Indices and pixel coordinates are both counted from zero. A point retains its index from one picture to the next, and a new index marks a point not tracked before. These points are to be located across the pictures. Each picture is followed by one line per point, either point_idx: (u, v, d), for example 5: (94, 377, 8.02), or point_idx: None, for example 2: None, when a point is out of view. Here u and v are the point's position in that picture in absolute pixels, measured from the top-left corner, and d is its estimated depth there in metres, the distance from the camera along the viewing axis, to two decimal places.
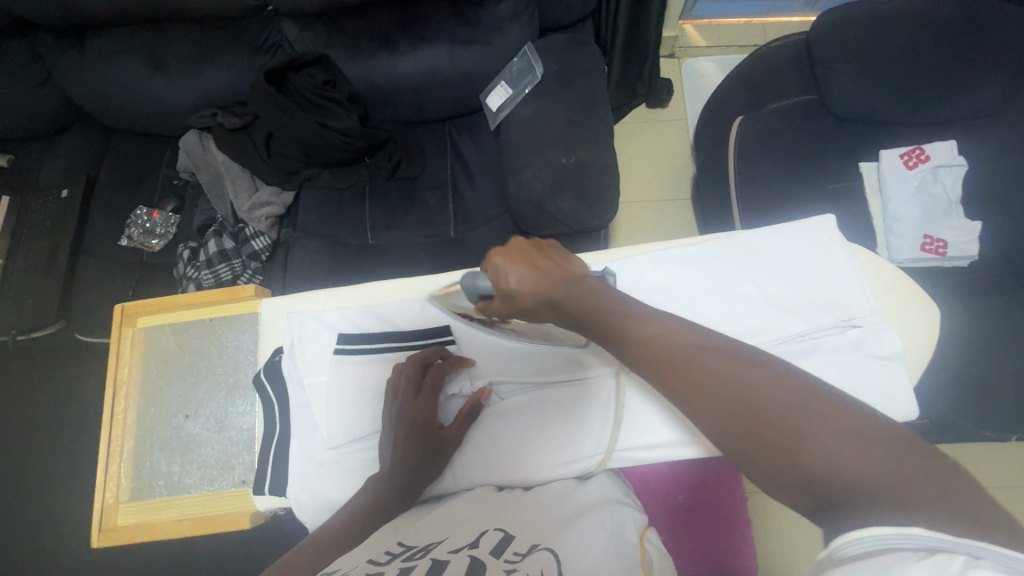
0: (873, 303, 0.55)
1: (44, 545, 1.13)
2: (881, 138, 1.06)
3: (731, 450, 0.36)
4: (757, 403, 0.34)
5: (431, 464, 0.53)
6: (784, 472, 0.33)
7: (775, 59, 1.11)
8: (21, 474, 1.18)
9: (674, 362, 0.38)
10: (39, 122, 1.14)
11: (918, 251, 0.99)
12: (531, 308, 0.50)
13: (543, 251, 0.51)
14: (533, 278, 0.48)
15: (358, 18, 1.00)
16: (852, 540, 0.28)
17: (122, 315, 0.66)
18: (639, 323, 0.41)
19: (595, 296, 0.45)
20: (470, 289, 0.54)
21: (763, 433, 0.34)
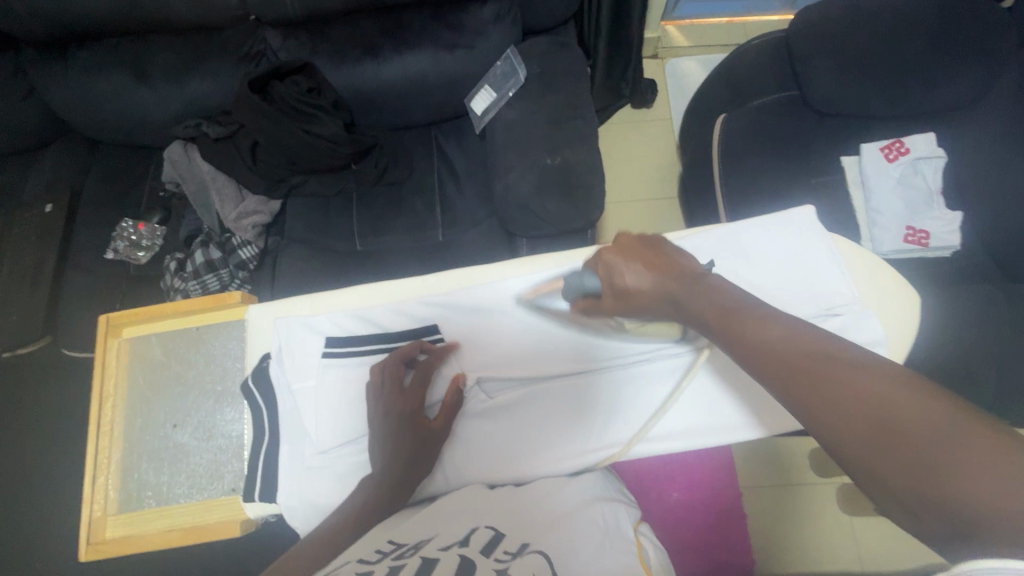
0: (855, 291, 0.55)
1: (34, 565, 1.12)
2: (860, 132, 1.08)
3: (849, 459, 0.35)
4: (891, 418, 0.33)
5: (424, 457, 0.54)
6: (913, 496, 0.31)
7: (755, 56, 1.13)
8: (8, 491, 1.16)
9: (799, 368, 0.38)
10: (21, 137, 1.13)
11: (902, 243, 1.01)
12: (650, 306, 0.51)
13: (654, 248, 0.52)
14: (651, 277, 0.49)
15: (341, 25, 1.01)
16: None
17: (108, 325, 0.66)
18: (765, 328, 0.41)
19: (722, 295, 0.45)
20: (576, 287, 0.55)
21: (892, 450, 0.32)
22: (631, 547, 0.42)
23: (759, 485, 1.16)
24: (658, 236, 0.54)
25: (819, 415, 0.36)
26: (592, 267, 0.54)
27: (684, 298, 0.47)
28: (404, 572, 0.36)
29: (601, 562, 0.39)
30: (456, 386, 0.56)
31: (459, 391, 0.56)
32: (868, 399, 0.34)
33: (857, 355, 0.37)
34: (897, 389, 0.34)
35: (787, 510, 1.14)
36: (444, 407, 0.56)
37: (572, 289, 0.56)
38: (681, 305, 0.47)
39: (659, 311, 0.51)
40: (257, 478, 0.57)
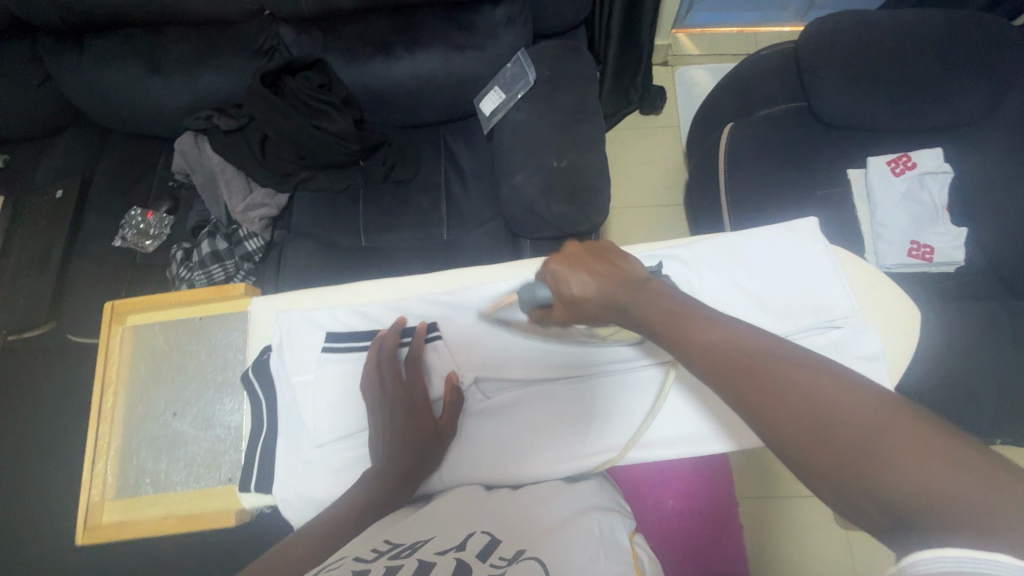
0: (855, 304, 0.55)
1: (31, 549, 1.12)
2: (868, 145, 1.08)
3: (802, 462, 0.34)
4: (837, 415, 0.33)
5: (428, 453, 0.55)
6: (849, 486, 0.32)
7: (765, 66, 1.13)
8: (9, 474, 1.17)
9: (747, 370, 0.38)
10: (35, 123, 1.15)
11: (906, 257, 1.01)
12: (598, 314, 0.50)
13: (601, 257, 0.51)
14: (597, 284, 0.48)
15: (354, 22, 1.02)
16: (927, 560, 0.26)
17: (111, 312, 0.66)
18: (707, 330, 0.41)
19: (660, 299, 0.45)
20: (530, 300, 0.54)
21: (840, 449, 0.32)
22: (626, 556, 0.42)
23: (756, 496, 1.15)
24: (608, 245, 0.53)
25: (769, 416, 0.36)
26: (544, 278, 0.53)
27: (632, 305, 0.46)
28: (401, 573, 0.36)
29: (596, 569, 0.39)
30: (453, 383, 0.57)
31: (456, 388, 0.57)
32: (813, 399, 0.34)
33: (794, 352, 0.38)
34: (830, 380, 0.35)
35: (782, 522, 1.14)
36: (446, 404, 0.57)
37: (525, 302, 0.55)
38: (628, 311, 0.47)
39: (611, 319, 0.49)
40: (253, 469, 0.57)
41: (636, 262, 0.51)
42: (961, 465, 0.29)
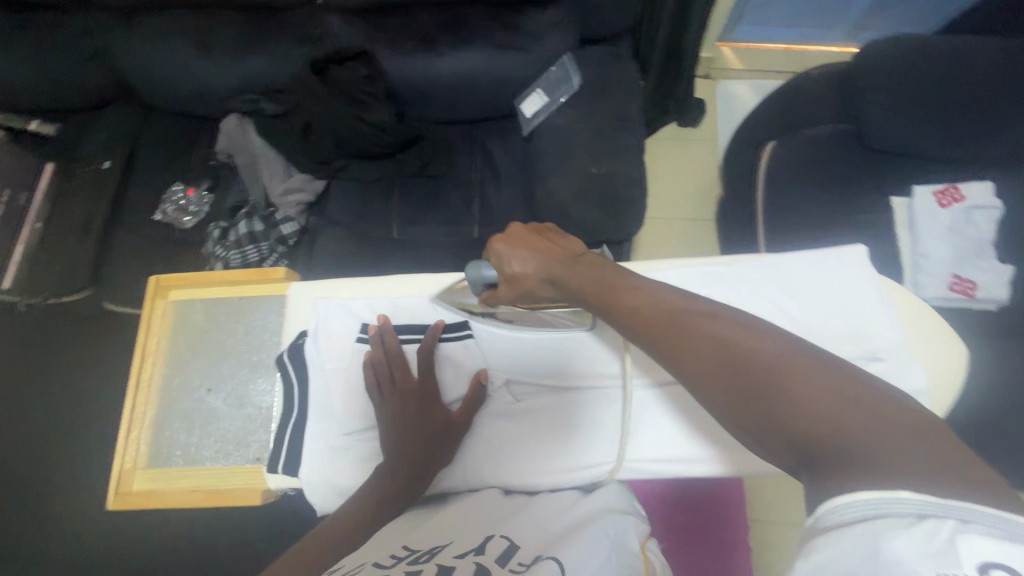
0: (901, 337, 0.54)
1: (57, 504, 1.17)
2: (914, 173, 1.05)
3: (726, 411, 0.42)
4: (747, 370, 0.40)
5: (445, 446, 0.55)
6: (764, 426, 0.39)
7: (812, 85, 1.11)
8: (41, 430, 1.22)
9: (674, 335, 0.45)
10: (88, 95, 1.19)
11: (947, 291, 0.98)
12: (537, 290, 0.55)
13: (542, 236, 0.56)
14: (534, 259, 0.54)
15: (402, 16, 1.02)
16: (841, 506, 0.32)
17: (156, 286, 0.68)
18: (643, 300, 0.48)
19: (608, 274, 0.52)
20: (476, 279, 0.57)
21: (750, 395, 0.40)
22: (636, 565, 0.42)
23: (770, 522, 1.13)
24: (546, 224, 0.58)
25: (695, 375, 0.43)
26: (488, 258, 0.56)
27: (567, 278, 0.53)
28: None
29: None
30: (478, 381, 0.57)
31: (481, 386, 0.57)
32: (724, 356, 0.42)
33: (712, 314, 0.45)
34: (737, 338, 0.42)
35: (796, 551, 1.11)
36: (466, 400, 0.57)
37: (474, 285, 0.58)
38: (564, 284, 0.53)
39: (549, 294, 0.55)
40: (283, 448, 0.58)
41: (575, 240, 0.57)
42: (849, 398, 0.37)
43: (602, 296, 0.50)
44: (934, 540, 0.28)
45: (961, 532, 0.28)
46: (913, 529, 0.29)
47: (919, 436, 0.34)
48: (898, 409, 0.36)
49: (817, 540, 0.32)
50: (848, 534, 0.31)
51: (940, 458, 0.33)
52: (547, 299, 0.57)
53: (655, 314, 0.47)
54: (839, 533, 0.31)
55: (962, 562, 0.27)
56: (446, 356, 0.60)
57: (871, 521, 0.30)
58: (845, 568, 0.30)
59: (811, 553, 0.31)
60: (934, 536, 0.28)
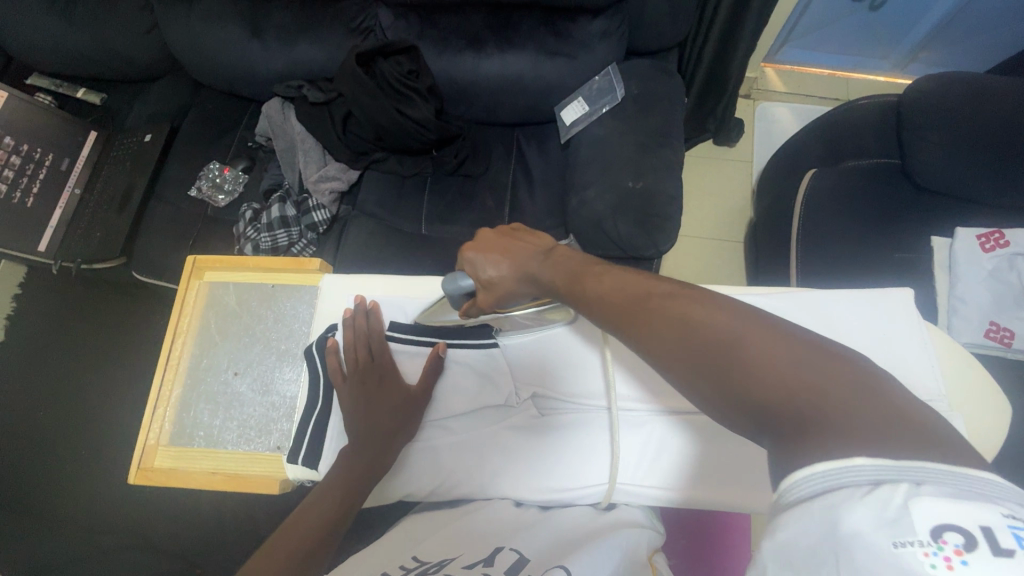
0: (942, 389, 0.52)
1: (78, 462, 1.21)
2: (958, 215, 1.02)
3: (685, 380, 0.38)
4: (706, 336, 0.37)
5: (405, 423, 0.56)
6: (724, 396, 0.36)
7: (859, 116, 1.09)
8: (69, 389, 1.27)
9: (631, 309, 0.42)
10: (137, 67, 1.21)
11: (982, 337, 0.95)
12: (517, 293, 0.53)
13: (511, 238, 0.55)
14: (507, 261, 0.53)
15: (452, 13, 1.02)
16: (801, 480, 0.29)
17: (193, 267, 0.70)
18: (604, 280, 0.46)
19: (568, 262, 0.50)
20: (453, 292, 0.55)
21: (709, 361, 0.36)
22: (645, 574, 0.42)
23: None
24: (514, 226, 0.58)
25: (653, 346, 0.40)
26: (463, 268, 0.55)
27: (542, 274, 0.50)
28: None
29: None
30: (437, 354, 0.58)
31: (440, 358, 0.59)
32: (683, 323, 0.38)
33: (669, 287, 0.42)
34: (696, 305, 0.39)
35: None
36: (425, 371, 0.58)
37: (453, 299, 0.57)
38: (541, 280, 0.51)
39: (528, 295, 0.53)
40: (304, 440, 0.58)
41: (545, 236, 0.56)
42: (811, 362, 0.33)
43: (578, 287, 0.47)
44: (890, 508, 0.26)
45: (917, 496, 0.26)
46: (870, 498, 0.27)
47: (889, 405, 0.31)
48: (867, 372, 0.33)
49: (780, 519, 0.29)
50: (806, 509, 0.28)
51: (906, 422, 0.30)
52: (527, 300, 0.54)
53: (611, 292, 0.44)
54: (799, 510, 0.29)
55: (918, 529, 0.26)
56: (445, 376, 0.60)
57: (830, 494, 0.28)
58: (807, 547, 0.27)
59: (776, 531, 0.29)
60: (891, 502, 0.26)
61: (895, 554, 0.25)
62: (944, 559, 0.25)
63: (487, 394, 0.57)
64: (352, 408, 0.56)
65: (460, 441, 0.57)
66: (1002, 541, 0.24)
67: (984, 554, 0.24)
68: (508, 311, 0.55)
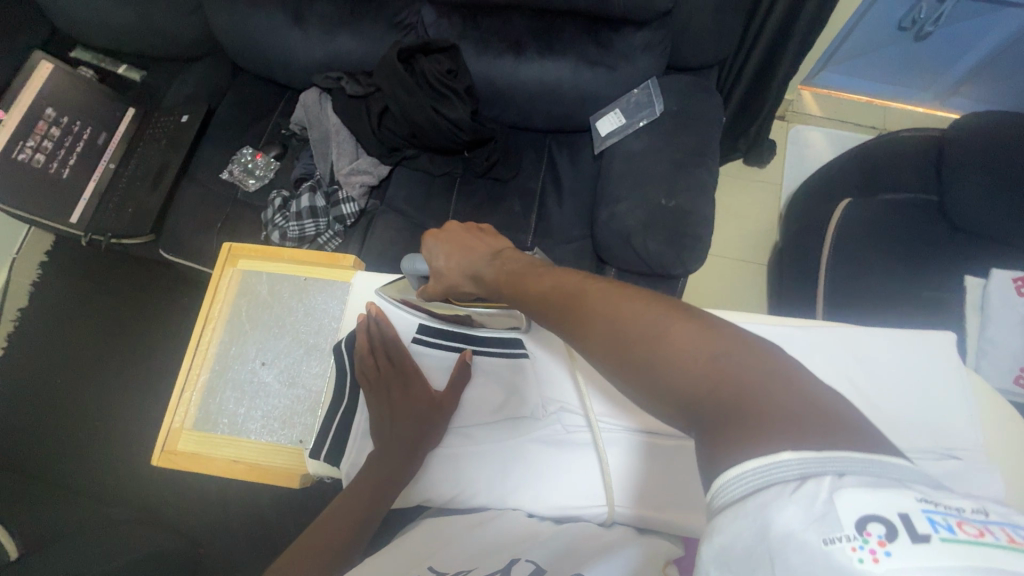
0: (980, 440, 0.51)
1: (89, 431, 1.23)
2: (999, 257, 0.98)
3: (620, 373, 0.40)
4: (633, 329, 0.39)
5: (429, 428, 0.56)
6: (655, 391, 0.37)
7: (900, 149, 1.07)
8: (87, 358, 1.29)
9: (569, 306, 0.45)
10: (179, 48, 1.23)
11: (1012, 384, 0.89)
12: (461, 284, 0.61)
13: (468, 237, 0.64)
14: (457, 255, 0.62)
15: (495, 16, 1.01)
16: (732, 480, 0.29)
17: (228, 253, 0.71)
18: (546, 279, 0.49)
19: (512, 261, 0.57)
20: (410, 271, 0.65)
21: (636, 355, 0.38)
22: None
23: None
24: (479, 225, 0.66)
25: (590, 339, 0.42)
26: (421, 253, 0.64)
27: (486, 272, 0.58)
28: None
29: None
30: (462, 361, 0.59)
31: (467, 366, 0.59)
32: (613, 318, 0.41)
33: (601, 285, 0.44)
34: (621, 300, 0.41)
35: None
36: (450, 379, 0.58)
37: (414, 279, 0.66)
38: (482, 277, 0.59)
39: (474, 290, 0.61)
40: (329, 435, 0.58)
41: (500, 236, 0.63)
42: (727, 354, 0.35)
43: (513, 283, 0.53)
44: (816, 504, 0.25)
45: (840, 489, 0.25)
46: (797, 495, 0.26)
47: (801, 388, 0.33)
48: (778, 359, 0.35)
49: (716, 523, 0.28)
50: (739, 510, 0.27)
51: (826, 414, 0.31)
52: (471, 295, 0.62)
53: (554, 291, 0.47)
54: (731, 512, 0.28)
55: (843, 524, 0.24)
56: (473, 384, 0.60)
57: (760, 494, 0.27)
58: (741, 549, 0.26)
59: (711, 536, 0.28)
60: (815, 496, 0.25)
61: (824, 554, 0.24)
62: (870, 552, 0.23)
63: (513, 404, 0.57)
64: (373, 411, 0.57)
65: (482, 451, 0.56)
66: (920, 527, 0.23)
67: (905, 543, 0.23)
68: (461, 305, 0.63)
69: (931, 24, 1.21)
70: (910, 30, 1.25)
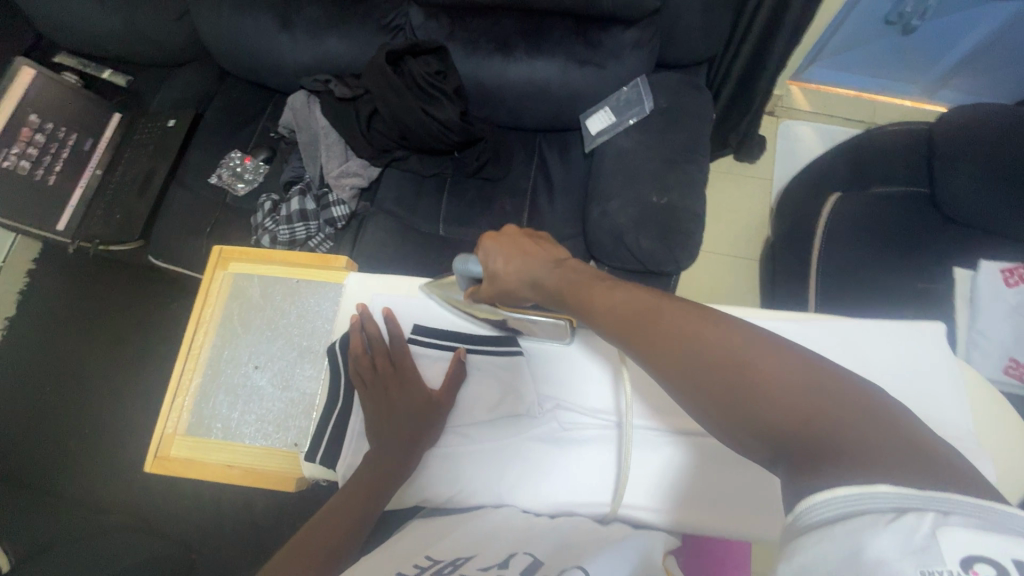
0: (972, 429, 0.52)
1: (80, 438, 1.22)
2: (986, 249, 0.99)
3: (691, 398, 0.38)
4: (712, 353, 0.37)
5: (427, 427, 0.55)
6: (730, 420, 0.36)
7: (888, 142, 1.07)
8: (75, 366, 1.27)
9: (638, 323, 0.41)
10: (165, 52, 1.22)
11: (1000, 373, 0.91)
12: (517, 291, 0.55)
13: (528, 241, 0.57)
14: (517, 259, 0.55)
15: (483, 16, 1.01)
16: (817, 503, 0.28)
17: (218, 257, 0.70)
18: (608, 293, 0.45)
19: (581, 271, 0.50)
20: (461, 272, 0.60)
21: (716, 382, 0.36)
22: None
23: None
24: (536, 231, 0.60)
25: (659, 358, 0.39)
26: (475, 253, 0.58)
27: (547, 280, 0.52)
28: None
29: None
30: (458, 359, 0.59)
31: (461, 364, 0.59)
32: (689, 338, 0.38)
33: (679, 303, 0.41)
34: (700, 321, 0.39)
35: None
36: (448, 378, 0.58)
37: (462, 280, 0.61)
38: (543, 286, 0.52)
39: (527, 297, 0.55)
40: (323, 439, 0.57)
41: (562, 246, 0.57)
42: (820, 388, 0.33)
43: (579, 296, 0.47)
44: (915, 536, 0.23)
45: (942, 526, 0.23)
46: (894, 526, 0.24)
47: (900, 429, 0.31)
48: (870, 395, 0.33)
49: (798, 543, 0.27)
50: (825, 533, 0.26)
51: (928, 459, 0.29)
52: (525, 302, 0.57)
53: (619, 305, 0.44)
54: (817, 535, 0.26)
55: (946, 560, 0.22)
56: (467, 384, 0.59)
57: (851, 520, 0.26)
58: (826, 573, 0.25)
59: (791, 556, 0.27)
60: (914, 529, 0.24)
61: None
62: None
63: (509, 403, 0.56)
64: (371, 411, 0.56)
65: (479, 450, 0.56)
66: None
67: None
68: (506, 309, 0.58)
69: (916, 18, 1.22)
70: (897, 24, 1.26)
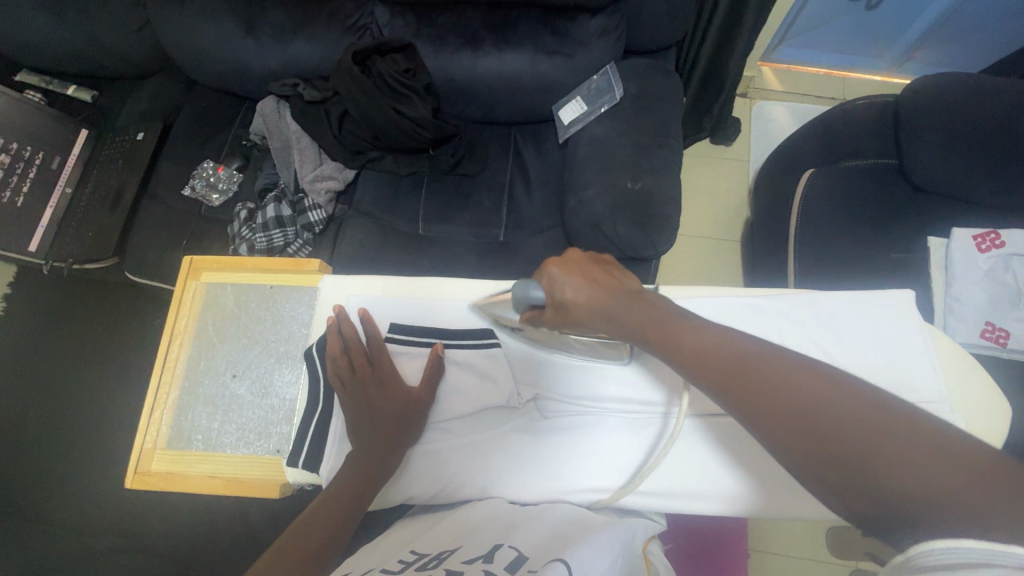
0: (943, 391, 0.53)
1: (68, 460, 1.20)
2: (956, 216, 1.01)
3: (794, 460, 0.34)
4: (823, 413, 0.34)
5: (410, 425, 0.55)
6: (837, 484, 0.33)
7: (857, 116, 1.08)
8: (58, 389, 1.25)
9: (736, 372, 0.38)
10: (128, 64, 1.20)
11: (977, 337, 0.92)
12: (588, 324, 0.49)
13: (602, 268, 0.50)
14: (591, 291, 0.47)
15: (449, 11, 1.00)
16: (940, 550, 0.29)
17: (189, 267, 0.69)
18: (694, 334, 0.41)
19: (661, 311, 0.44)
20: (521, 298, 0.52)
21: (830, 447, 0.33)
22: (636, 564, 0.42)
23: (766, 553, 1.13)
24: (604, 256, 0.52)
25: (761, 414, 0.36)
26: (539, 278, 0.51)
27: (626, 316, 0.45)
28: None
29: None
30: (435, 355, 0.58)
31: (439, 359, 0.58)
32: (799, 395, 0.35)
33: (783, 354, 0.37)
34: (807, 374, 0.35)
35: None
36: (426, 374, 0.57)
37: (517, 304, 0.53)
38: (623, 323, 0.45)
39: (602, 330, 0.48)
40: (304, 443, 0.57)
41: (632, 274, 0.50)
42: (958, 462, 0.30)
43: (663, 340, 0.42)
44: None
45: None
46: None
47: None
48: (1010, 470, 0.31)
49: None
50: None
51: None
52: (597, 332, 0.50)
53: (709, 350, 0.39)
54: None
55: None
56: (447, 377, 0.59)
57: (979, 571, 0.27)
58: None
59: None
60: None
61: None
62: None
63: (488, 393, 0.56)
64: (354, 417, 0.56)
65: (461, 443, 0.57)
66: None
67: None
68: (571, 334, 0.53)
69: None
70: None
